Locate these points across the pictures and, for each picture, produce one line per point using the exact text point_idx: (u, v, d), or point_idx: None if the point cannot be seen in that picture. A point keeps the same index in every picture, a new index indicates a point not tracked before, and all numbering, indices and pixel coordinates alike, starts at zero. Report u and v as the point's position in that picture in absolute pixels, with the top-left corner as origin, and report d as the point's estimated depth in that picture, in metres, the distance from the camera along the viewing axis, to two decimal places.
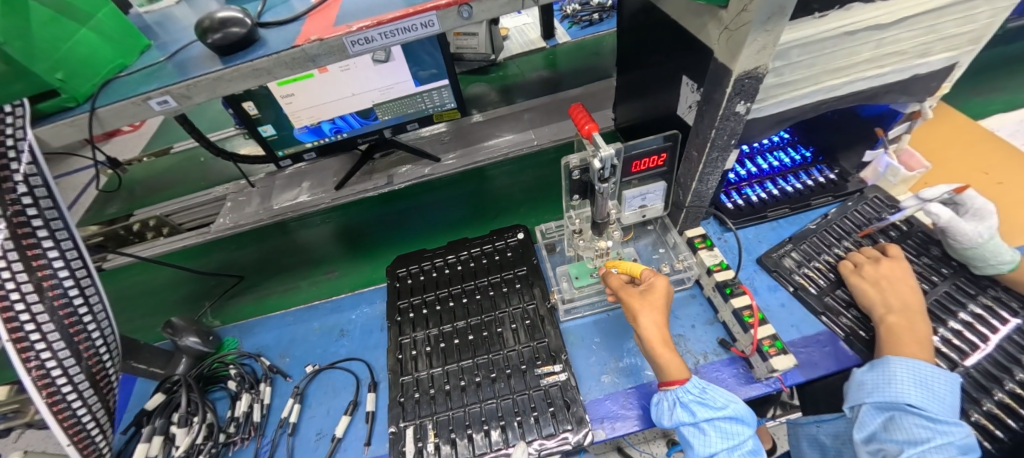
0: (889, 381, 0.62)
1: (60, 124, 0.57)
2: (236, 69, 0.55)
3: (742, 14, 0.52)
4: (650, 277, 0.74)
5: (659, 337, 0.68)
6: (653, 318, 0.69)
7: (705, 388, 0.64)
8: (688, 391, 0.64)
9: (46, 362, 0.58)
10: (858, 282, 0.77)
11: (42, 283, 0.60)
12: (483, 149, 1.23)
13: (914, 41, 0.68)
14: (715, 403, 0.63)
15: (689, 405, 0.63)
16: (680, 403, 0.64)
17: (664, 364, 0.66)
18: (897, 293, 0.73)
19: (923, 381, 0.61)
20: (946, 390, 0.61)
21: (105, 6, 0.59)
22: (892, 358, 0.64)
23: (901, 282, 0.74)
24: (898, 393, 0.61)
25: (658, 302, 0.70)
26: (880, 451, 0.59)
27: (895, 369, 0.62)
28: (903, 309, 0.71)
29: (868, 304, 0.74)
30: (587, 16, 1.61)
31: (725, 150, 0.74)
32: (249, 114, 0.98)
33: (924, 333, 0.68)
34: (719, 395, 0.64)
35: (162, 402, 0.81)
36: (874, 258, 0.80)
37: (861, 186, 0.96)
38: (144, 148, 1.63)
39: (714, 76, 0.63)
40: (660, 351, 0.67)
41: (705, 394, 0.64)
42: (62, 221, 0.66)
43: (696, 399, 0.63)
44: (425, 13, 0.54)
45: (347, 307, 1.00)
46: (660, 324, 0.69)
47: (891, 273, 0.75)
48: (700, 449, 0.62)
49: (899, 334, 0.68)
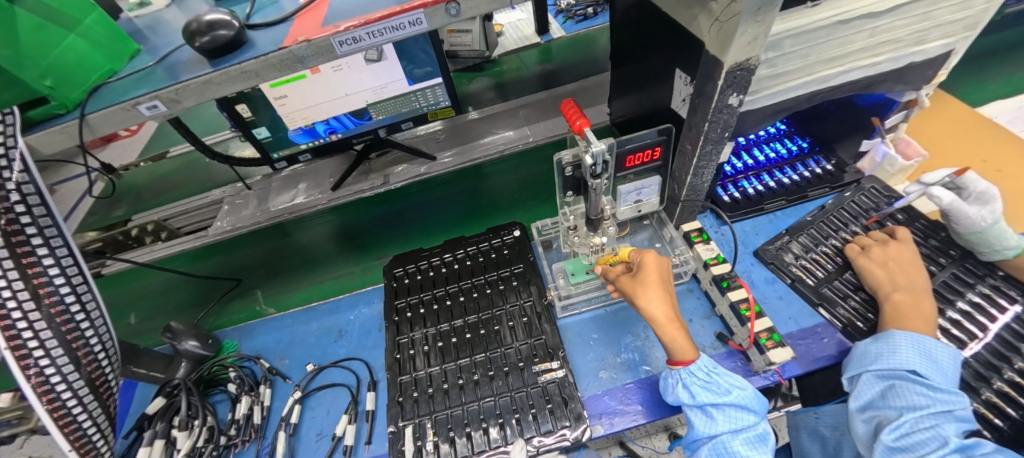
0: (892, 350, 0.63)
1: (50, 132, 0.57)
2: (224, 72, 0.55)
3: (731, 5, 0.52)
4: (638, 254, 0.74)
5: (664, 316, 0.67)
6: (657, 298, 0.68)
7: (711, 371, 0.64)
8: (692, 374, 0.64)
9: (45, 369, 0.58)
10: (865, 263, 0.78)
11: (38, 290, 0.60)
12: (479, 147, 1.24)
13: (910, 28, 0.68)
14: (720, 388, 0.63)
15: (692, 387, 0.64)
16: (683, 384, 0.65)
17: (676, 344, 0.66)
18: (904, 273, 0.73)
19: (927, 352, 0.62)
20: (949, 363, 0.62)
21: (94, 11, 0.58)
22: (896, 331, 0.64)
23: (909, 263, 0.75)
24: (900, 361, 0.61)
25: (654, 276, 0.70)
26: (875, 418, 0.60)
27: (898, 340, 0.63)
28: (908, 287, 0.71)
29: (874, 284, 0.75)
30: (581, 11, 1.62)
31: (719, 143, 0.73)
32: (243, 116, 0.97)
33: (928, 309, 0.68)
34: (725, 381, 0.63)
35: (163, 405, 0.82)
36: (882, 240, 0.80)
37: (858, 177, 0.96)
38: (141, 153, 1.64)
39: (706, 69, 0.63)
40: (667, 331, 0.67)
41: (710, 378, 0.64)
42: (57, 228, 0.66)
43: (700, 383, 0.64)
44: (413, 11, 0.54)
45: (345, 308, 1.00)
46: (662, 302, 0.68)
47: (900, 254, 0.76)
48: (701, 429, 0.63)
49: (904, 310, 0.68)
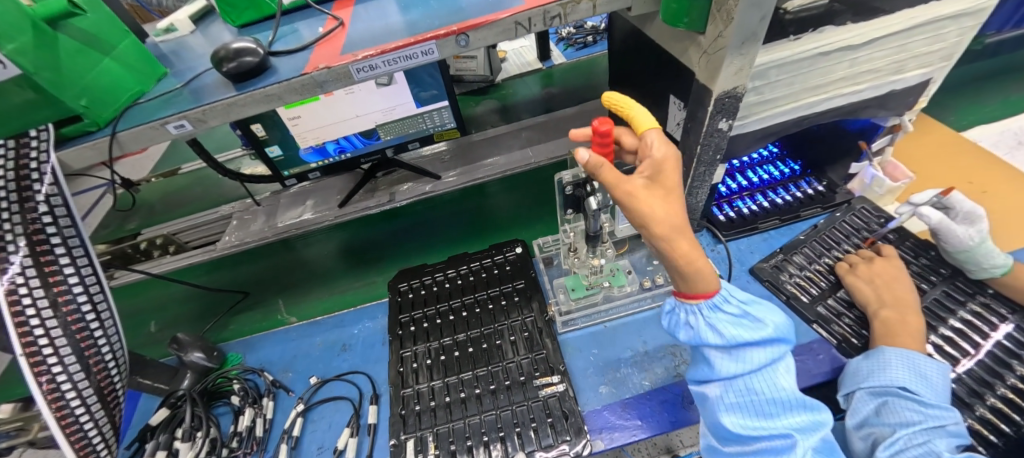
0: (883, 367, 0.65)
1: (82, 148, 0.61)
2: (248, 95, 0.59)
3: (718, 39, 0.56)
4: (652, 150, 0.52)
5: (681, 244, 0.51)
6: (666, 209, 0.50)
7: (742, 306, 0.57)
8: (717, 310, 0.56)
9: (57, 376, 0.60)
10: (854, 280, 0.81)
11: (58, 298, 0.63)
12: (482, 167, 1.27)
13: (888, 59, 0.72)
14: (750, 321, 0.57)
15: (719, 326, 0.56)
16: (706, 322, 0.56)
17: (694, 278, 0.54)
18: (891, 289, 0.76)
19: (916, 368, 0.64)
20: (939, 379, 0.64)
21: (126, 38, 0.63)
22: (887, 349, 0.67)
23: (895, 279, 0.78)
24: (891, 377, 0.63)
25: (673, 191, 0.52)
26: (871, 435, 0.61)
27: (889, 357, 0.65)
28: (896, 304, 0.74)
29: (864, 300, 0.78)
30: (582, 39, 1.70)
31: (712, 165, 0.77)
32: (258, 135, 1.02)
33: (915, 324, 0.71)
34: (757, 314, 0.58)
35: (166, 417, 0.83)
36: (868, 258, 0.84)
37: (849, 197, 0.99)
38: (153, 169, 1.69)
39: (696, 95, 0.67)
40: (687, 261, 0.52)
41: (741, 313, 0.57)
42: (79, 238, 0.69)
43: (732, 317, 0.56)
44: (425, 42, 0.58)
45: (350, 322, 1.02)
46: (672, 216, 0.51)
47: (885, 271, 0.80)
48: (724, 369, 0.57)
49: (893, 325, 0.71)
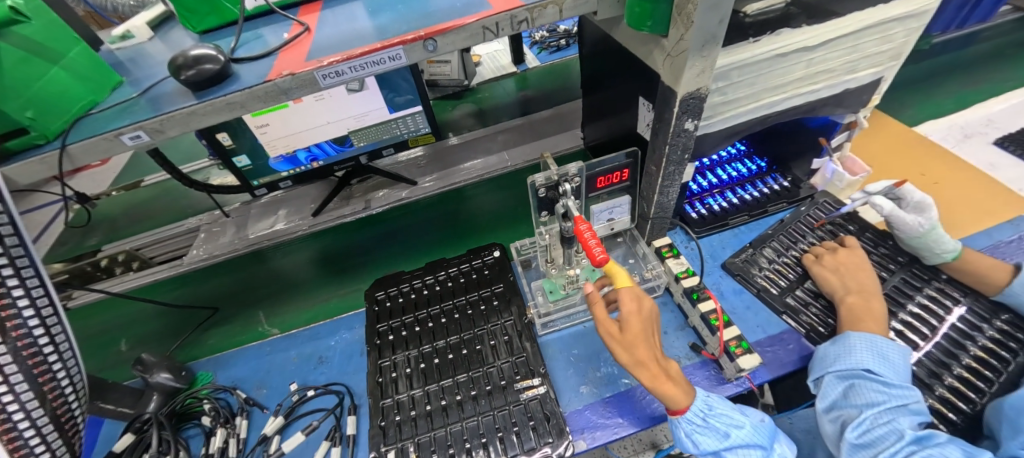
0: (849, 352, 0.66)
1: (30, 162, 0.57)
2: (210, 103, 0.57)
3: (680, 42, 0.58)
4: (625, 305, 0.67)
5: (650, 374, 0.64)
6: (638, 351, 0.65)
7: (708, 417, 0.64)
8: (691, 421, 0.64)
9: (8, 406, 0.56)
10: (820, 271, 0.84)
11: (6, 323, 0.59)
12: (459, 172, 1.33)
13: (842, 59, 0.75)
14: (719, 430, 0.63)
15: (694, 436, 0.64)
16: (685, 433, 0.64)
17: (669, 399, 0.63)
18: (854, 278, 0.80)
19: (880, 351, 0.66)
20: (901, 359, 0.67)
21: (77, 45, 0.60)
22: (852, 333, 0.68)
23: (858, 268, 0.81)
24: (857, 361, 0.65)
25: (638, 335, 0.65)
26: (840, 417, 0.64)
27: (854, 341, 0.67)
28: (859, 291, 0.77)
29: (830, 290, 0.81)
30: (555, 42, 1.72)
31: (681, 164, 0.78)
32: (224, 145, 0.99)
33: (879, 310, 0.74)
34: (721, 423, 0.63)
35: (131, 443, 0.79)
36: (832, 249, 0.87)
37: (812, 192, 1.03)
38: (114, 182, 1.61)
39: (663, 96, 0.68)
40: (660, 386, 0.63)
41: (708, 422, 0.63)
42: (30, 258, 0.65)
43: (699, 428, 0.64)
44: (392, 47, 0.58)
45: (325, 334, 0.99)
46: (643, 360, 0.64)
47: (848, 260, 0.83)
48: None
49: (857, 312, 0.74)
